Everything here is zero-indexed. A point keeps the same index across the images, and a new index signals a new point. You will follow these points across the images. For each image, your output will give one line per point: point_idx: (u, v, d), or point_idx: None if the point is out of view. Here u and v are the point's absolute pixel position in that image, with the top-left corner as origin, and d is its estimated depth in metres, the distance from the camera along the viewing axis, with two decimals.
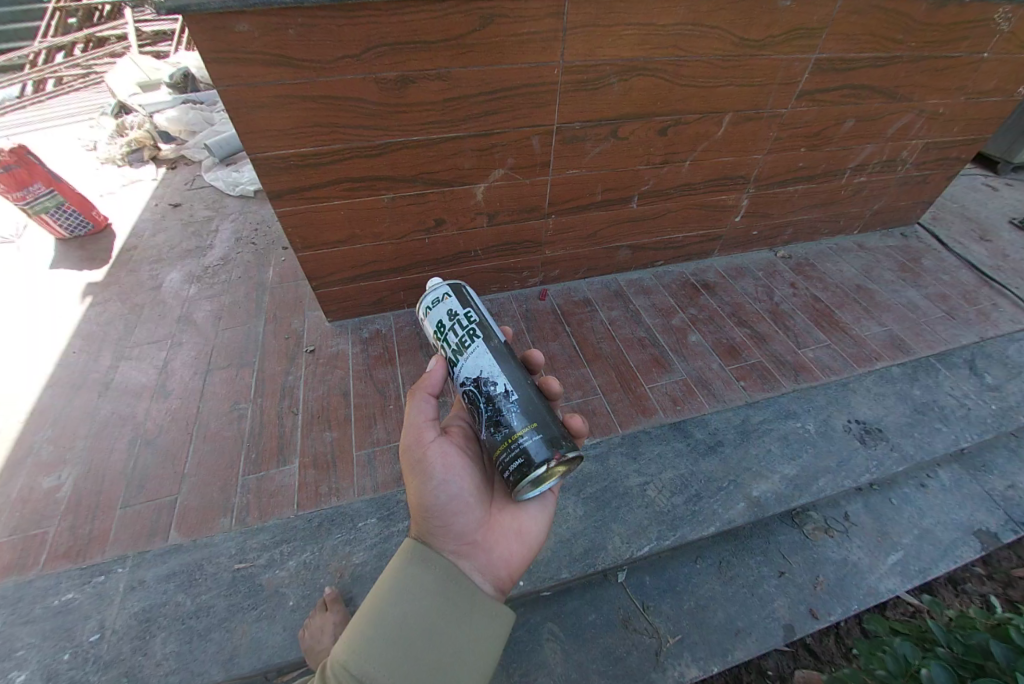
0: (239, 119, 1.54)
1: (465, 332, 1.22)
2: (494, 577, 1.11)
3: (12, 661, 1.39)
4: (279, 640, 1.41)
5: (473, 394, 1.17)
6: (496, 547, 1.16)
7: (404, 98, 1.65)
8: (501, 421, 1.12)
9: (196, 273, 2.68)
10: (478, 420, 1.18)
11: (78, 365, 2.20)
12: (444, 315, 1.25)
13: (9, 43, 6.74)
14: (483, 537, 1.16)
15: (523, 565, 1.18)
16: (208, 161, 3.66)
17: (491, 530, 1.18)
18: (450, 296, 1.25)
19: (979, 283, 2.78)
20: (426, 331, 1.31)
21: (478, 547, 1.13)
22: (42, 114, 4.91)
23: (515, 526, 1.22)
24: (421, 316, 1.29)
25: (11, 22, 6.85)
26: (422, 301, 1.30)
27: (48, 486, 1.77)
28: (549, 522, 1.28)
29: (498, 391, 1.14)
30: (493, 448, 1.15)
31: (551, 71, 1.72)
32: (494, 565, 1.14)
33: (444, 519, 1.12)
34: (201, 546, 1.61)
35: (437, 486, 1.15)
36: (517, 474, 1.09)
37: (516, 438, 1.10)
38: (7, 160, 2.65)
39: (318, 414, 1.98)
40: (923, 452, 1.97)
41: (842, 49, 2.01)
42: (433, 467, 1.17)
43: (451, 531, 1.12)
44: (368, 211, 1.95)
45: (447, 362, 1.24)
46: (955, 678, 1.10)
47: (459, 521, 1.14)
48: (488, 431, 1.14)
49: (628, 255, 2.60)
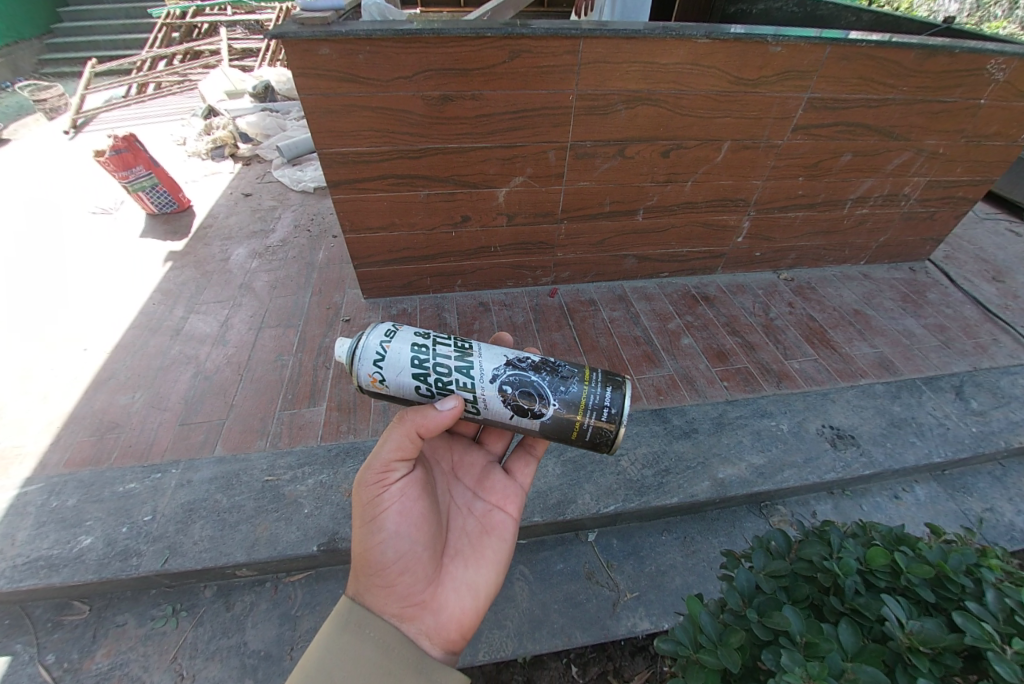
0: (312, 122, 1.96)
1: (452, 342, 1.23)
2: (443, 640, 1.07)
3: (83, 527, 1.73)
4: (293, 536, 1.71)
5: (519, 371, 1.19)
6: (446, 607, 1.11)
7: (445, 113, 2.02)
8: (563, 378, 1.19)
9: (258, 250, 3.15)
10: (543, 396, 1.17)
11: (156, 314, 2.65)
12: (414, 342, 1.19)
13: (121, 52, 7.86)
14: (431, 596, 1.10)
15: (476, 624, 1.13)
16: (278, 161, 4.24)
17: (442, 587, 1.12)
18: (406, 328, 1.22)
19: (982, 319, 2.84)
20: (393, 371, 1.17)
21: (424, 608, 1.08)
22: (144, 113, 5.72)
23: (468, 579, 1.17)
24: (379, 357, 1.17)
25: (127, 35, 8.01)
26: (367, 349, 1.18)
27: (124, 403, 2.17)
28: (503, 571, 1.24)
29: (537, 360, 1.22)
30: (574, 411, 1.17)
31: (567, 97, 2.05)
32: (443, 627, 1.09)
33: (388, 578, 1.06)
34: (239, 460, 1.94)
35: (388, 539, 1.08)
36: (614, 403, 1.19)
37: (588, 384, 1.20)
38: (118, 145, 3.15)
39: (346, 369, 2.32)
40: (893, 461, 2.08)
41: (833, 90, 2.25)
42: (385, 517, 1.09)
43: (395, 592, 1.06)
44: (406, 205, 2.32)
45: (459, 373, 1.17)
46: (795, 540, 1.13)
47: (406, 581, 1.08)
48: (557, 397, 1.17)
49: (633, 264, 2.86)
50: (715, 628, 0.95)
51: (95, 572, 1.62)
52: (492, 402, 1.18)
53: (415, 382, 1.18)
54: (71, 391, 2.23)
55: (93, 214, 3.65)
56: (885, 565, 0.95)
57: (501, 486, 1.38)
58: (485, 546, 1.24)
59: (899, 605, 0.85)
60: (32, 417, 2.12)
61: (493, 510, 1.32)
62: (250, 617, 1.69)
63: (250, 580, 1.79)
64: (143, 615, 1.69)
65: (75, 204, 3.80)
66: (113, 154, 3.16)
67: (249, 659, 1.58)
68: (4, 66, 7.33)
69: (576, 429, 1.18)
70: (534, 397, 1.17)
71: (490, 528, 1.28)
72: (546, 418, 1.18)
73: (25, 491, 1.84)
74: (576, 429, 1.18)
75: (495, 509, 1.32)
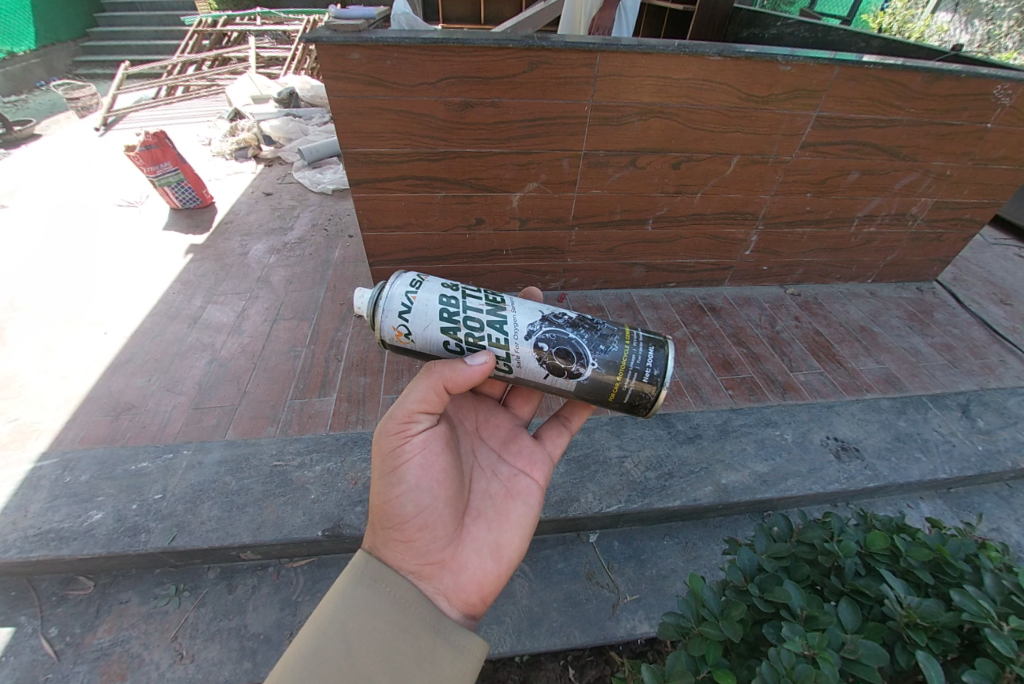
0: (338, 122, 2.04)
1: (482, 298, 1.27)
2: (462, 601, 1.12)
3: (94, 502, 1.75)
4: (299, 520, 1.73)
5: (559, 329, 1.24)
6: (466, 568, 1.15)
7: (465, 118, 2.10)
8: (602, 337, 1.24)
9: (277, 246, 3.23)
10: (583, 353, 1.22)
11: (175, 303, 2.72)
12: (442, 296, 1.23)
13: (151, 56, 8.16)
14: (451, 555, 1.15)
15: (495, 587, 1.17)
16: (299, 163, 4.37)
17: (462, 548, 1.17)
18: (433, 282, 1.26)
19: (989, 340, 2.83)
20: (423, 323, 1.21)
21: (443, 567, 1.13)
22: (171, 114, 5.91)
23: (490, 541, 1.22)
24: (406, 309, 1.20)
25: (157, 40, 8.32)
26: (394, 299, 1.21)
27: (140, 385, 2.22)
28: (526, 538, 1.27)
29: (574, 319, 1.27)
30: (613, 370, 1.22)
31: (582, 107, 2.13)
32: (463, 587, 1.14)
33: (406, 533, 1.12)
34: (249, 444, 1.97)
35: (408, 492, 1.13)
36: (652, 366, 1.24)
37: (628, 344, 1.24)
38: (148, 141, 3.28)
39: (357, 363, 2.37)
40: (897, 475, 2.07)
41: (842, 109, 2.31)
42: (406, 471, 1.15)
43: (414, 548, 1.12)
44: (423, 205, 2.39)
45: (492, 329, 1.22)
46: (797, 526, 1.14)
47: (425, 538, 1.13)
48: (596, 357, 1.22)
49: (642, 272, 2.91)
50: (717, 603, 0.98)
51: (103, 546, 1.64)
52: (529, 358, 1.22)
53: (443, 336, 1.22)
54: (89, 372, 2.29)
55: (119, 206, 3.77)
56: (885, 549, 0.97)
57: (527, 453, 1.41)
58: (509, 511, 1.28)
59: (898, 583, 0.87)
60: (50, 395, 2.17)
61: (517, 476, 1.36)
62: (252, 601, 1.70)
63: (253, 564, 1.80)
64: (146, 594, 1.70)
65: (101, 197, 3.93)
66: (143, 150, 3.30)
67: (249, 642, 1.59)
68: (40, 66, 7.64)
69: (614, 390, 1.23)
70: (573, 355, 1.21)
71: (514, 493, 1.32)
72: (583, 378, 1.22)
73: (39, 465, 1.87)
74: (614, 391, 1.23)
75: (519, 474, 1.36)
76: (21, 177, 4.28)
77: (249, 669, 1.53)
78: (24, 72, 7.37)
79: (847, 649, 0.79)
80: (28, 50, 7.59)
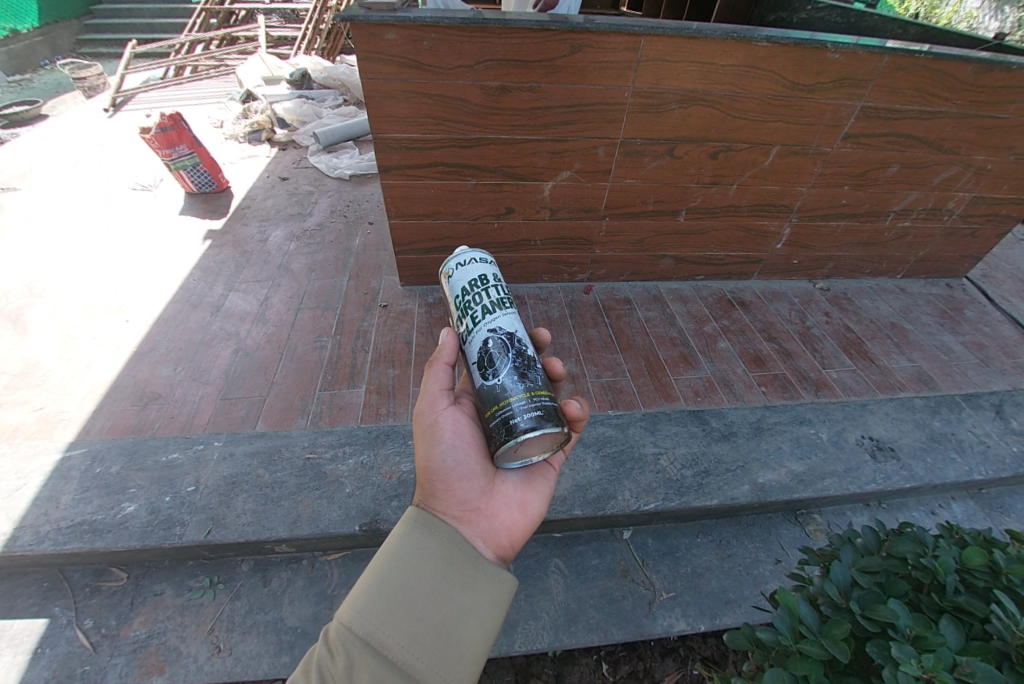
0: (370, 106, 1.97)
1: (505, 295, 1.39)
2: (496, 544, 1.12)
3: (126, 494, 1.72)
4: (335, 514, 1.70)
5: (503, 343, 1.28)
6: (498, 516, 1.17)
7: (501, 103, 2.02)
8: (526, 374, 1.25)
9: (296, 233, 3.17)
10: (500, 366, 1.25)
11: (196, 290, 2.67)
12: (485, 272, 1.41)
13: (157, 35, 7.96)
14: (484, 505, 1.17)
15: (525, 536, 1.19)
16: (314, 147, 4.28)
17: (494, 499, 1.19)
18: (495, 264, 1.45)
19: (1021, 339, 2.78)
20: (455, 284, 1.42)
21: (479, 513, 1.14)
22: (180, 95, 5.77)
23: (516, 498, 1.24)
24: (459, 259, 1.44)
25: (163, 18, 8.10)
26: (461, 257, 1.46)
27: (166, 375, 2.19)
28: (548, 497, 1.30)
29: (530, 353, 1.30)
30: (497, 395, 1.21)
31: (622, 93, 2.05)
32: (496, 532, 1.14)
33: (448, 484, 1.15)
34: (280, 436, 1.94)
35: (447, 451, 1.20)
36: (528, 419, 1.17)
37: (528, 396, 1.20)
38: (164, 123, 3.19)
39: (385, 354, 2.33)
40: (934, 476, 2.04)
41: (887, 100, 2.24)
42: (442, 432, 1.22)
43: (455, 496, 1.14)
44: (453, 193, 2.33)
45: (479, 309, 1.34)
46: (880, 538, 1.13)
47: (463, 488, 1.16)
48: (508, 377, 1.24)
49: (670, 265, 2.85)
50: (815, 617, 0.94)
51: (138, 539, 1.61)
52: (469, 348, 1.32)
53: (457, 292, 1.41)
54: (113, 360, 2.25)
55: (132, 189, 3.69)
56: (983, 565, 0.95)
57: None
58: (529, 475, 1.31)
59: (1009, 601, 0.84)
60: (75, 382, 2.13)
61: None
62: (287, 594, 1.67)
63: (287, 557, 1.76)
64: (180, 586, 1.67)
65: (114, 180, 3.85)
66: (158, 131, 3.21)
67: (286, 636, 1.56)
68: (44, 44, 7.41)
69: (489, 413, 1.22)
70: (491, 362, 1.26)
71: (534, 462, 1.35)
72: (483, 382, 1.26)
73: (68, 455, 1.84)
74: (488, 412, 1.21)
75: None
76: (32, 158, 4.19)
77: (288, 663, 1.51)
78: (29, 51, 7.18)
79: (962, 670, 0.76)
80: (32, 28, 7.41)
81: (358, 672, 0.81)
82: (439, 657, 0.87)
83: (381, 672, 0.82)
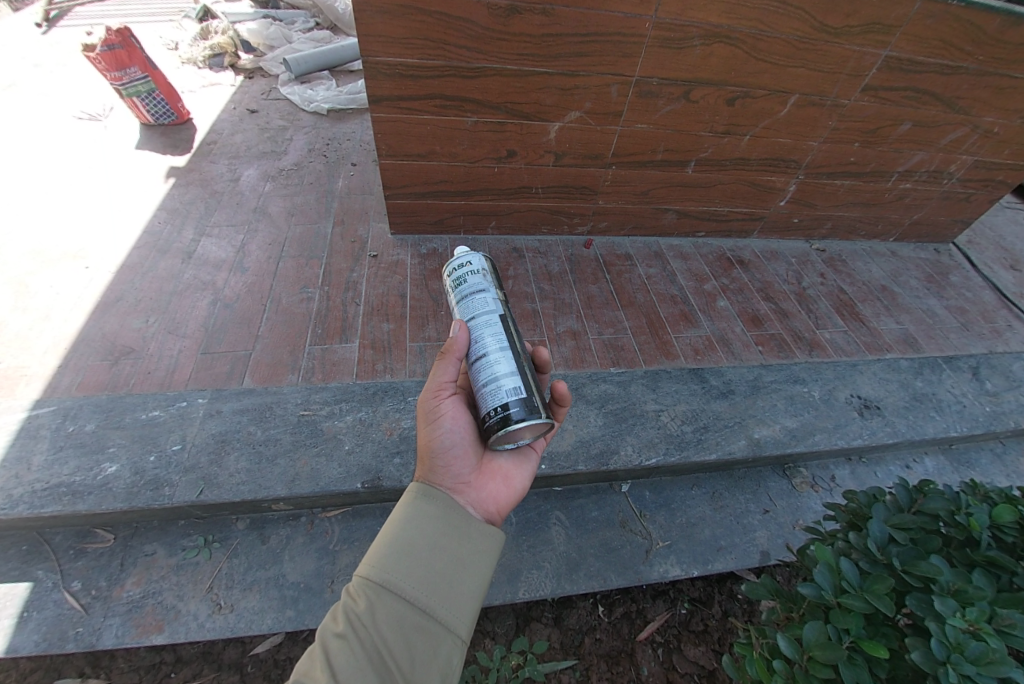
0: (361, 22, 1.72)
1: None
2: (483, 510, 1.07)
3: (105, 454, 1.60)
4: (335, 472, 1.64)
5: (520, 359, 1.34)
6: (486, 486, 1.11)
7: (509, 27, 1.81)
8: None
9: (271, 173, 2.90)
10: None
11: (163, 234, 2.42)
12: None
13: None
14: (475, 478, 1.11)
15: (511, 505, 1.14)
16: (285, 76, 3.87)
17: (485, 472, 1.13)
18: None
19: (999, 304, 2.87)
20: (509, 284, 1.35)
21: (470, 485, 1.08)
22: (124, 9, 5.03)
23: (505, 472, 1.17)
24: None
25: None
26: None
27: (137, 327, 2.01)
28: (534, 471, 1.25)
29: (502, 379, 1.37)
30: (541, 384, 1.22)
31: (643, 24, 1.86)
32: (483, 501, 1.09)
33: (445, 460, 1.07)
34: (270, 392, 1.83)
35: (449, 430, 1.11)
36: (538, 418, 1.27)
37: None
38: (113, 39, 2.83)
39: (377, 307, 2.20)
40: (914, 432, 2.12)
41: (911, 50, 2.13)
42: (445, 412, 1.13)
43: (451, 469, 1.07)
44: (451, 131, 2.13)
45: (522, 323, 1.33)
46: (913, 497, 1.20)
47: (460, 461, 1.09)
48: None
49: (673, 219, 2.76)
50: (857, 574, 1.01)
51: (123, 500, 1.51)
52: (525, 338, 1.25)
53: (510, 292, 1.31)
54: (75, 311, 2.04)
55: (78, 118, 3.26)
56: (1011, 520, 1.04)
57: None
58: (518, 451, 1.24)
59: None
60: (34, 335, 1.94)
61: None
62: (287, 551, 1.62)
63: (285, 514, 1.70)
64: (173, 546, 1.60)
65: (56, 106, 3.38)
66: (105, 50, 2.84)
67: (289, 591, 1.53)
68: None
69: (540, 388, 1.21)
70: None
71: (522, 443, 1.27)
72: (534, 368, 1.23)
73: (36, 414, 1.68)
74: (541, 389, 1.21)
75: None
76: None
77: (292, 617, 1.49)
78: None
79: (1003, 622, 0.85)
80: None
81: (379, 614, 0.80)
82: (456, 601, 0.85)
83: (399, 616, 0.80)
